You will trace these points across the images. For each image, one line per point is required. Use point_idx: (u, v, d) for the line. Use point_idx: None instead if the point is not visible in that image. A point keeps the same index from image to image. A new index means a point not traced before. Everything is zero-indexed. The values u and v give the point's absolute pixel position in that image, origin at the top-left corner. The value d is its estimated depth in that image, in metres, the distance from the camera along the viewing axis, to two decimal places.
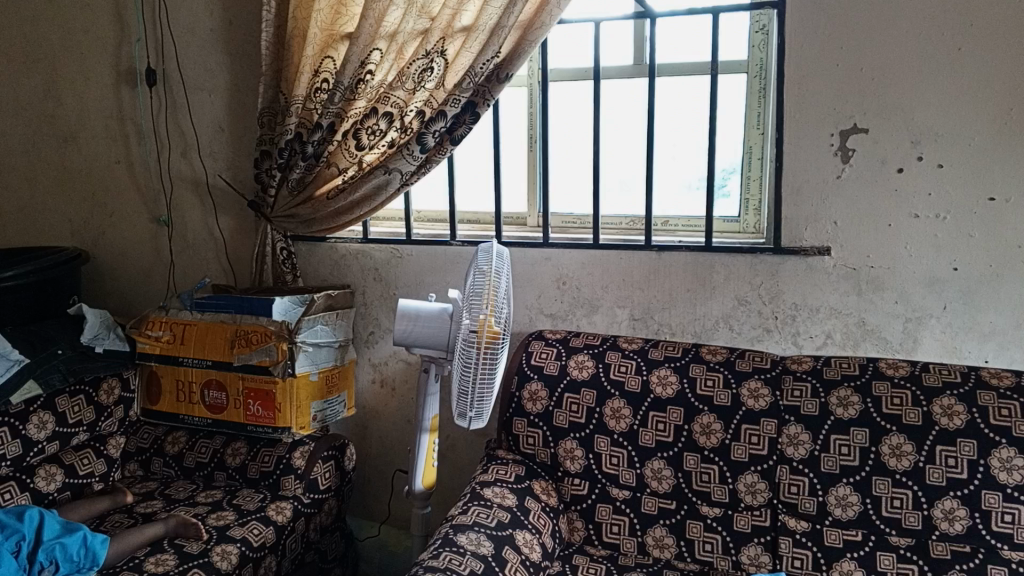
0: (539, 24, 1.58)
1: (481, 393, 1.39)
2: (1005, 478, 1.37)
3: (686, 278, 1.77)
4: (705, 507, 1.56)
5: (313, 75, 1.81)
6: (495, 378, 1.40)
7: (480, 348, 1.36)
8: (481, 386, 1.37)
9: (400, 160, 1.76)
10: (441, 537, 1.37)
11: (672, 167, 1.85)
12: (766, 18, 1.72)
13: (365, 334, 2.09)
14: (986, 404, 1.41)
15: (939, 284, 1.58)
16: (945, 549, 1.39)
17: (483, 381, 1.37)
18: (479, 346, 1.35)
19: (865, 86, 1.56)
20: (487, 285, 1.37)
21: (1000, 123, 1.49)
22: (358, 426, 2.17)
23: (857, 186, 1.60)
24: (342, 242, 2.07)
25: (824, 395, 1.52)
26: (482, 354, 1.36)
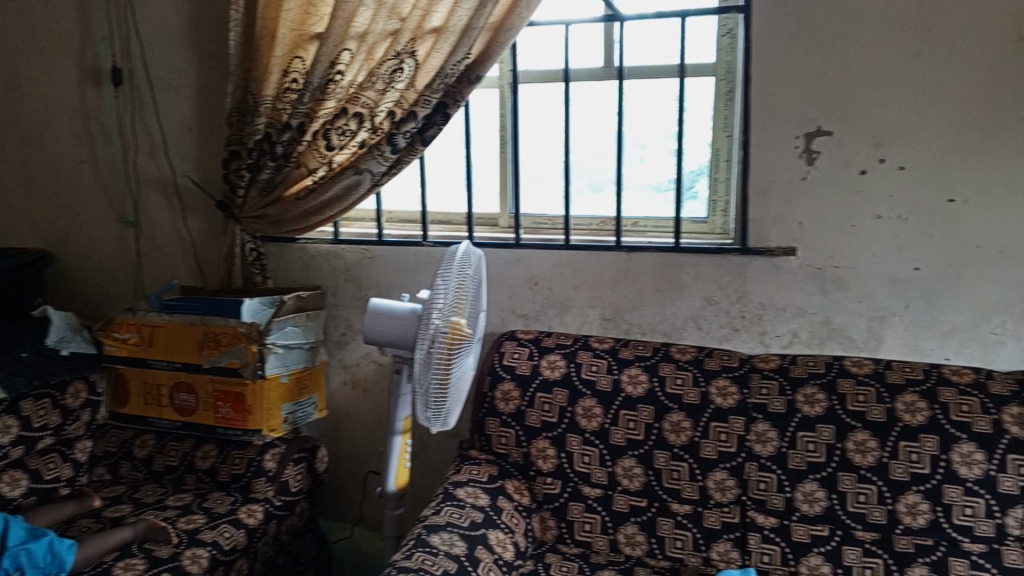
0: (509, 26, 1.60)
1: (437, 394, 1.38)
2: (966, 472, 1.40)
3: (656, 278, 1.79)
4: (675, 504, 1.58)
5: (283, 75, 1.79)
6: (451, 383, 1.40)
7: (438, 356, 1.36)
8: (437, 392, 1.37)
9: (370, 161, 1.76)
10: (414, 538, 1.37)
11: (641, 168, 1.86)
12: (732, 22, 1.74)
13: (337, 335, 2.09)
14: (948, 401, 1.45)
15: (902, 283, 1.62)
16: (909, 542, 1.42)
17: (440, 386, 1.37)
18: (438, 354, 1.35)
19: (830, 89, 1.59)
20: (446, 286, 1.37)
21: (960, 126, 1.52)
22: (330, 428, 2.16)
23: (822, 187, 1.63)
24: (312, 242, 2.06)
25: (791, 393, 1.55)
26: (439, 360, 1.36)
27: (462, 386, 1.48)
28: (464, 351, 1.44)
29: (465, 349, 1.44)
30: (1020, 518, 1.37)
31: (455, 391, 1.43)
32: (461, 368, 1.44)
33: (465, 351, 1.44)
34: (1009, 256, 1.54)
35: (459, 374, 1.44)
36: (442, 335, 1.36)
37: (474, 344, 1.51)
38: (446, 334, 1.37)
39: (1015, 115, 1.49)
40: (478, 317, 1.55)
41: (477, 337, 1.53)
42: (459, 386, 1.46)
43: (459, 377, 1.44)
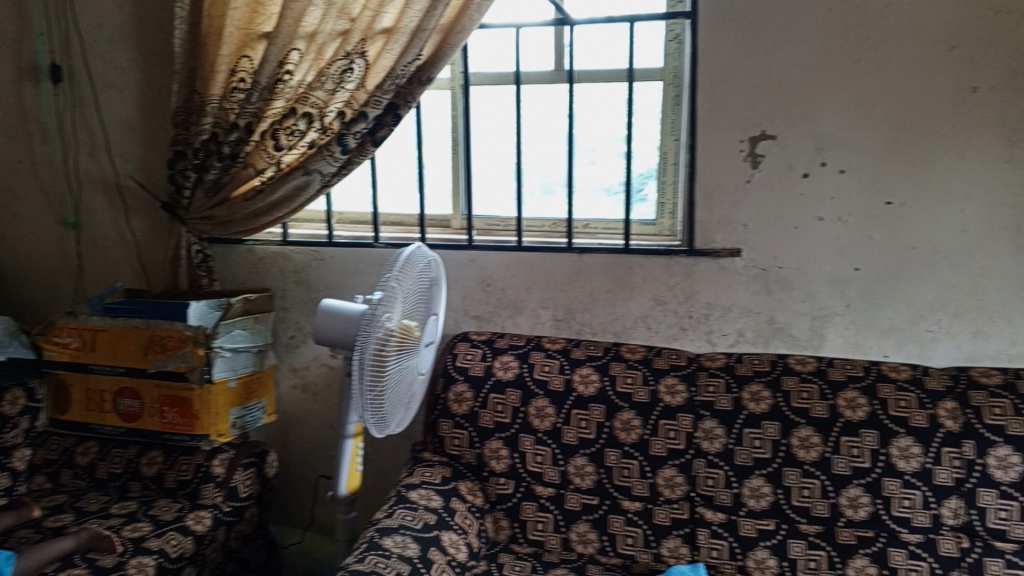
0: (459, 28, 1.61)
1: (372, 394, 1.34)
2: (904, 465, 1.45)
3: (606, 279, 1.82)
4: (626, 502, 1.60)
5: (230, 74, 1.77)
6: (387, 389, 1.37)
7: (371, 365, 1.32)
8: (372, 401, 1.34)
9: (320, 161, 1.74)
10: (367, 541, 1.36)
11: (592, 170, 1.88)
12: (680, 27, 1.77)
13: (286, 338, 2.06)
14: (887, 397, 1.50)
15: (843, 283, 1.67)
16: (851, 534, 1.47)
17: (375, 393, 1.35)
18: (371, 363, 1.32)
19: (773, 95, 1.63)
20: (386, 285, 1.34)
21: (896, 131, 1.58)
22: (280, 432, 2.13)
23: (765, 190, 1.67)
24: (260, 244, 2.03)
25: (737, 391, 1.58)
26: (373, 369, 1.33)
27: (403, 391, 1.45)
28: (401, 356, 1.41)
29: (402, 353, 1.41)
30: (954, 508, 1.42)
31: (392, 396, 1.40)
32: (398, 373, 1.41)
33: (402, 355, 1.41)
34: (942, 257, 1.60)
35: (398, 379, 1.41)
36: (376, 342, 1.32)
37: (419, 350, 1.48)
38: (380, 341, 1.33)
39: (948, 121, 1.55)
40: (426, 320, 1.52)
41: (423, 342, 1.50)
42: (398, 392, 1.43)
43: (397, 382, 1.41)
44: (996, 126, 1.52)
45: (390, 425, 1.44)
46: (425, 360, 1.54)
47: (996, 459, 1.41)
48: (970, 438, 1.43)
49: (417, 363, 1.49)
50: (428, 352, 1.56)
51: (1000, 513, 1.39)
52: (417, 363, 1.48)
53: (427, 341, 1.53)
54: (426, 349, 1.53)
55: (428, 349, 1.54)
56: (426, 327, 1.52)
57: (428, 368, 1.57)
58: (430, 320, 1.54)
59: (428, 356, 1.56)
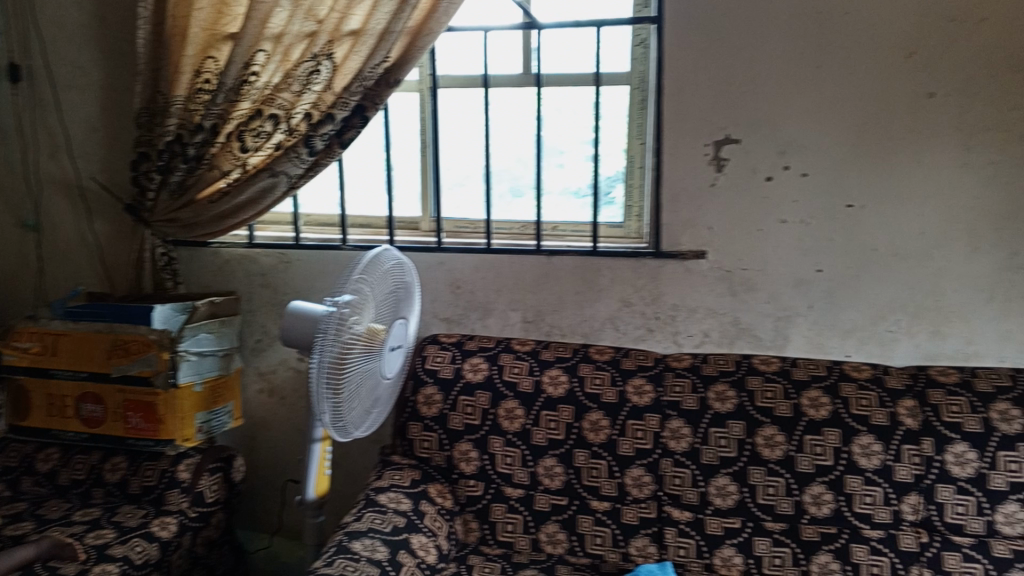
0: (427, 31, 1.61)
1: (332, 395, 1.32)
2: (866, 463, 1.48)
3: (575, 281, 1.83)
4: (594, 502, 1.61)
5: (195, 75, 1.75)
6: (347, 391, 1.35)
7: (328, 371, 1.30)
8: (330, 406, 1.33)
9: (286, 163, 1.74)
10: (336, 545, 1.35)
11: (561, 173, 1.90)
12: (646, 31, 1.80)
13: (252, 342, 2.05)
14: (848, 396, 1.53)
15: (805, 284, 1.70)
16: (814, 531, 1.50)
17: (335, 394, 1.32)
18: (328, 369, 1.30)
19: (736, 100, 1.65)
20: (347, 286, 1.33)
21: (856, 136, 1.61)
22: (247, 437, 2.11)
23: (729, 193, 1.70)
24: (226, 247, 2.01)
25: (703, 391, 1.60)
26: (331, 375, 1.31)
27: (366, 395, 1.44)
28: (362, 360, 1.39)
29: (363, 356, 1.39)
30: (914, 504, 1.45)
31: (353, 398, 1.38)
32: (360, 375, 1.40)
33: (363, 360, 1.40)
34: (901, 258, 1.64)
35: (359, 384, 1.39)
36: (333, 348, 1.30)
37: (383, 354, 1.46)
38: (338, 347, 1.31)
39: (906, 126, 1.59)
40: (393, 324, 1.50)
41: (389, 345, 1.49)
42: (361, 396, 1.41)
43: (359, 384, 1.40)
44: (951, 131, 1.57)
45: (353, 429, 1.43)
46: (392, 364, 1.53)
47: (953, 455, 1.44)
48: (928, 435, 1.47)
49: (381, 367, 1.47)
50: (395, 356, 1.54)
51: (957, 508, 1.43)
52: (381, 367, 1.47)
53: (393, 345, 1.51)
54: (392, 353, 1.51)
55: (394, 353, 1.53)
56: (393, 331, 1.50)
57: (395, 371, 1.56)
58: (397, 323, 1.53)
59: (395, 360, 1.55)
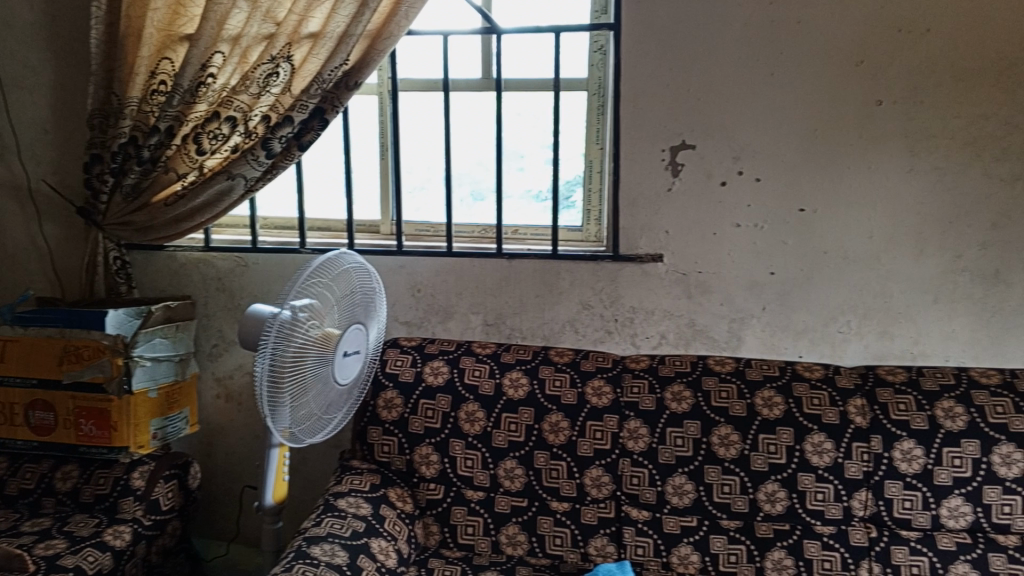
0: (387, 34, 1.62)
1: (274, 398, 1.30)
2: (817, 460, 1.52)
3: (535, 284, 1.85)
4: (554, 502, 1.63)
5: (150, 76, 1.72)
6: (292, 393, 1.33)
7: (268, 377, 1.28)
8: (272, 412, 1.31)
9: (244, 165, 1.72)
10: (294, 550, 1.34)
11: (521, 177, 1.91)
12: (603, 38, 1.82)
13: (208, 347, 2.02)
14: (801, 395, 1.57)
15: (758, 286, 1.74)
16: (768, 528, 1.53)
17: (277, 396, 1.30)
18: (268, 375, 1.28)
19: (691, 106, 1.69)
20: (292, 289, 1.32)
21: (807, 142, 1.66)
22: (203, 443, 2.08)
23: (685, 198, 1.73)
24: (181, 250, 1.99)
25: (660, 391, 1.63)
26: (272, 378, 1.29)
27: (317, 400, 1.41)
28: (312, 364, 1.37)
29: (314, 360, 1.37)
30: (863, 500, 1.50)
31: (301, 401, 1.36)
32: (310, 379, 1.37)
33: (312, 365, 1.37)
34: (850, 262, 1.69)
35: (307, 390, 1.37)
36: (274, 355, 1.28)
37: (336, 359, 1.43)
38: (279, 353, 1.29)
39: (855, 133, 1.64)
40: (349, 329, 1.46)
41: (343, 350, 1.45)
42: (310, 401, 1.39)
43: (309, 388, 1.37)
44: (897, 138, 1.62)
45: (302, 434, 1.41)
46: (347, 370, 1.49)
47: (900, 452, 1.49)
48: (877, 433, 1.51)
49: (334, 372, 1.44)
50: (352, 361, 1.50)
51: (905, 503, 1.48)
52: (333, 373, 1.43)
53: (348, 350, 1.47)
54: (347, 358, 1.47)
55: (350, 359, 1.49)
56: (348, 336, 1.46)
57: (351, 377, 1.52)
58: (354, 328, 1.49)
59: (352, 365, 1.51)
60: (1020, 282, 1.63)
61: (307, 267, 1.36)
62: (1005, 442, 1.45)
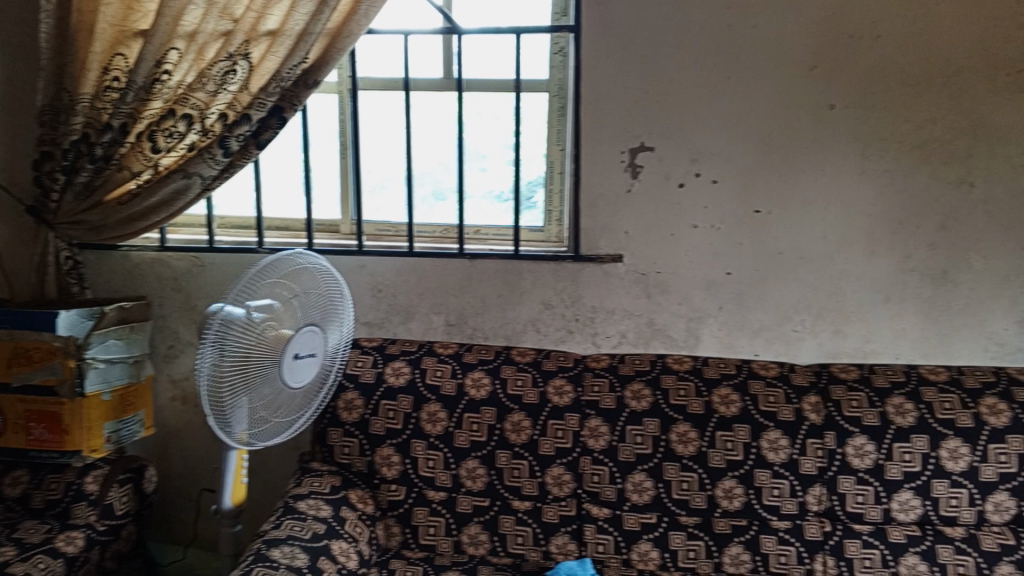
0: (348, 33, 1.61)
1: (215, 399, 1.28)
2: (773, 457, 1.55)
3: (497, 284, 1.85)
4: (516, 501, 1.64)
5: (102, 73, 1.68)
6: (234, 394, 1.31)
7: (207, 379, 1.26)
8: (213, 413, 1.29)
9: (200, 164, 1.70)
10: (253, 554, 1.33)
11: (482, 177, 1.91)
12: (564, 40, 1.84)
13: (164, 348, 1.99)
14: (757, 393, 1.60)
15: (716, 286, 1.77)
16: (726, 524, 1.56)
17: (218, 396, 1.29)
18: (207, 377, 1.26)
19: (650, 108, 1.71)
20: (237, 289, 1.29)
21: (762, 145, 1.69)
22: (159, 446, 2.05)
23: (644, 199, 1.75)
24: (135, 250, 1.95)
25: (620, 389, 1.65)
26: (213, 378, 1.27)
27: (268, 402, 1.39)
28: (261, 366, 1.34)
29: (263, 361, 1.34)
30: (818, 495, 1.53)
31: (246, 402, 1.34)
32: (258, 381, 1.35)
33: (258, 367, 1.34)
34: (805, 262, 1.73)
35: (252, 391, 1.34)
36: (211, 356, 1.26)
37: (286, 361, 1.38)
38: (217, 353, 1.27)
39: (809, 136, 1.67)
40: (301, 330, 1.41)
41: (297, 352, 1.41)
42: (258, 403, 1.37)
43: (255, 389, 1.35)
44: (850, 141, 1.66)
45: (252, 436, 1.39)
46: (300, 373, 1.44)
47: (853, 448, 1.53)
48: (831, 429, 1.55)
49: (284, 376, 1.39)
50: (307, 364, 1.45)
51: (858, 498, 1.52)
52: (283, 376, 1.39)
53: (301, 353, 1.42)
54: (302, 360, 1.43)
55: (304, 361, 1.43)
56: (300, 338, 1.41)
57: (306, 380, 1.46)
58: (308, 329, 1.44)
59: (306, 368, 1.46)
60: (967, 281, 1.68)
61: (252, 268, 1.32)
62: (953, 437, 1.49)
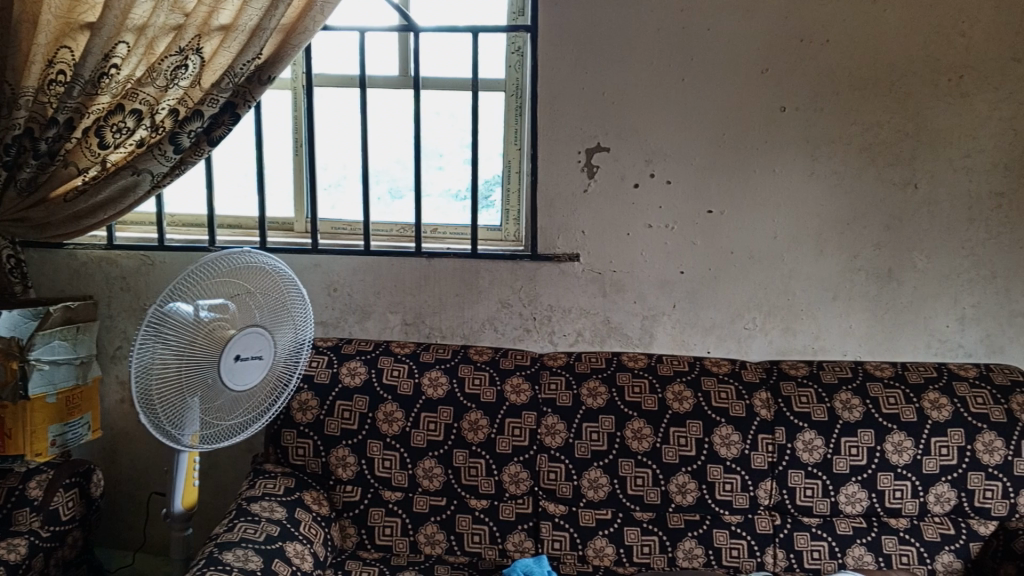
0: (302, 29, 1.59)
1: (147, 397, 1.25)
2: (725, 452, 1.58)
3: (454, 283, 1.85)
4: (473, 500, 1.64)
5: (47, 66, 1.62)
6: (168, 392, 1.28)
7: (138, 376, 1.23)
8: (146, 412, 1.26)
9: (150, 161, 1.66)
10: (205, 558, 1.30)
11: (440, 175, 1.91)
12: (521, 40, 1.84)
13: (111, 349, 1.95)
14: (709, 389, 1.63)
15: (670, 285, 1.79)
16: (680, 519, 1.59)
17: (150, 394, 1.26)
18: (139, 374, 1.23)
19: (606, 109, 1.73)
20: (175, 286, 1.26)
21: (715, 147, 1.72)
22: (107, 449, 2.00)
23: (600, 199, 1.77)
24: (82, 248, 1.91)
25: (577, 387, 1.66)
26: (144, 375, 1.24)
27: (209, 405, 1.35)
28: (200, 367, 1.31)
29: (202, 362, 1.31)
30: (768, 489, 1.57)
31: (184, 403, 1.31)
32: (196, 381, 1.31)
33: (196, 367, 1.30)
34: (755, 261, 1.76)
35: (190, 391, 1.31)
36: (143, 351, 1.23)
37: (226, 362, 1.34)
38: (149, 349, 1.24)
39: (761, 137, 1.71)
40: (246, 331, 1.37)
41: (239, 354, 1.36)
42: (196, 405, 1.33)
43: (194, 390, 1.32)
44: (799, 143, 1.70)
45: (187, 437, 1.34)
46: (243, 375, 1.39)
47: (802, 443, 1.56)
48: (781, 425, 1.58)
49: (223, 377, 1.34)
50: (251, 366, 1.40)
51: (807, 491, 1.55)
52: (223, 378, 1.34)
53: (245, 354, 1.37)
54: (246, 363, 1.38)
55: (248, 363, 1.38)
56: (244, 339, 1.36)
57: (250, 383, 1.41)
58: (255, 331, 1.39)
59: (251, 371, 1.41)
60: (911, 280, 1.74)
61: (193, 266, 1.29)
62: (897, 431, 1.54)
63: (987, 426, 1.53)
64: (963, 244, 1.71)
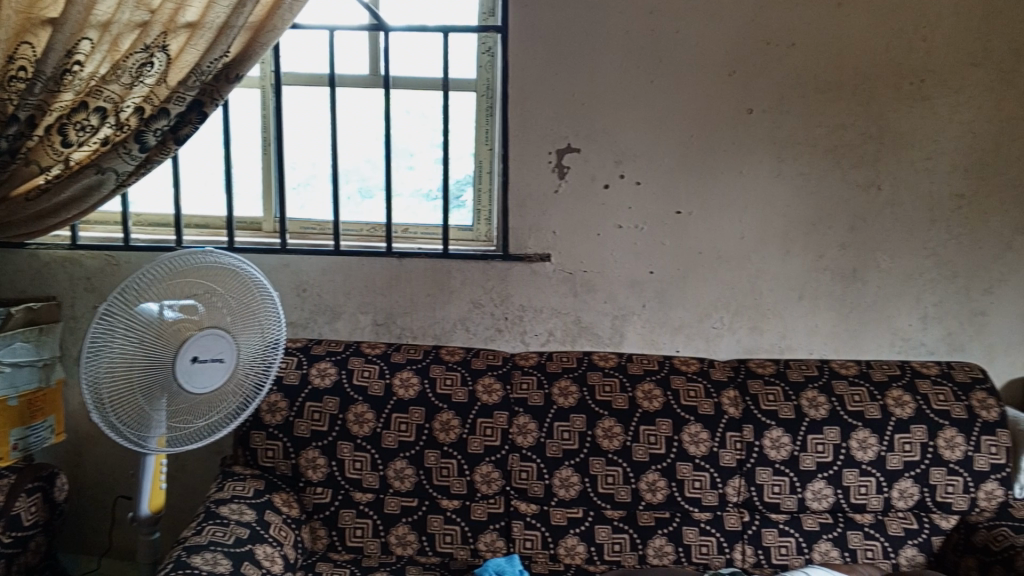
0: (270, 27, 1.58)
1: (98, 394, 1.27)
2: (694, 450, 1.60)
3: (425, 284, 1.85)
4: (444, 500, 1.64)
5: (7, 61, 1.56)
6: (121, 391, 1.29)
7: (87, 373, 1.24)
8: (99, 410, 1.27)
9: (116, 160, 1.64)
10: (173, 561, 1.29)
11: (410, 175, 1.90)
12: (491, 40, 1.84)
13: (75, 351, 1.92)
14: (678, 388, 1.65)
15: (639, 285, 1.81)
16: (650, 517, 1.60)
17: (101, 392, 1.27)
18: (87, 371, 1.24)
19: (577, 110, 1.74)
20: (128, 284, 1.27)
21: (683, 148, 1.74)
22: (71, 453, 1.97)
23: (571, 199, 1.78)
24: (45, 248, 1.87)
25: (548, 387, 1.67)
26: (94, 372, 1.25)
27: (169, 406, 1.34)
28: (155, 367, 1.30)
29: (157, 362, 1.30)
30: (736, 486, 1.59)
31: (139, 402, 1.31)
32: (153, 382, 1.30)
33: (151, 367, 1.30)
34: (724, 261, 1.78)
35: (145, 391, 1.30)
36: (92, 349, 1.24)
37: (182, 363, 1.31)
38: (99, 347, 1.25)
39: (729, 138, 1.73)
40: (205, 333, 1.33)
41: (196, 356, 1.32)
42: (154, 405, 1.32)
43: (151, 390, 1.31)
44: (766, 145, 1.73)
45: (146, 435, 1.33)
46: (206, 378, 1.35)
47: (770, 440, 1.59)
48: (749, 423, 1.60)
49: (179, 378, 1.31)
50: (214, 369, 1.36)
51: (774, 488, 1.58)
52: (179, 379, 1.31)
53: (204, 356, 1.33)
54: (207, 365, 1.34)
55: (207, 366, 1.34)
56: (203, 340, 1.33)
57: (216, 385, 1.37)
58: (217, 333, 1.35)
59: (215, 373, 1.37)
60: (875, 280, 1.77)
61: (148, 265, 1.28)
62: (862, 428, 1.57)
63: (948, 422, 1.56)
64: (925, 244, 1.75)
